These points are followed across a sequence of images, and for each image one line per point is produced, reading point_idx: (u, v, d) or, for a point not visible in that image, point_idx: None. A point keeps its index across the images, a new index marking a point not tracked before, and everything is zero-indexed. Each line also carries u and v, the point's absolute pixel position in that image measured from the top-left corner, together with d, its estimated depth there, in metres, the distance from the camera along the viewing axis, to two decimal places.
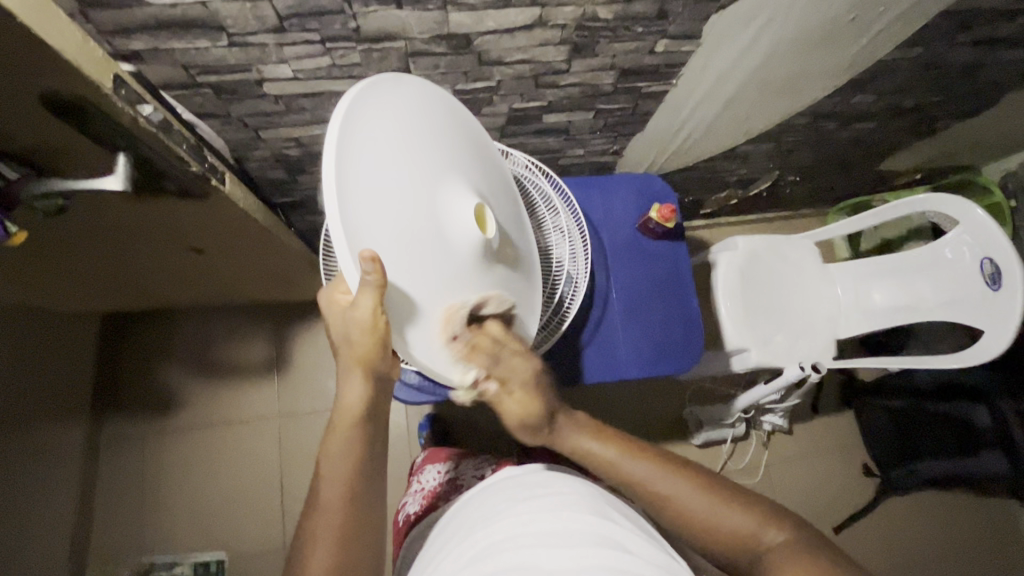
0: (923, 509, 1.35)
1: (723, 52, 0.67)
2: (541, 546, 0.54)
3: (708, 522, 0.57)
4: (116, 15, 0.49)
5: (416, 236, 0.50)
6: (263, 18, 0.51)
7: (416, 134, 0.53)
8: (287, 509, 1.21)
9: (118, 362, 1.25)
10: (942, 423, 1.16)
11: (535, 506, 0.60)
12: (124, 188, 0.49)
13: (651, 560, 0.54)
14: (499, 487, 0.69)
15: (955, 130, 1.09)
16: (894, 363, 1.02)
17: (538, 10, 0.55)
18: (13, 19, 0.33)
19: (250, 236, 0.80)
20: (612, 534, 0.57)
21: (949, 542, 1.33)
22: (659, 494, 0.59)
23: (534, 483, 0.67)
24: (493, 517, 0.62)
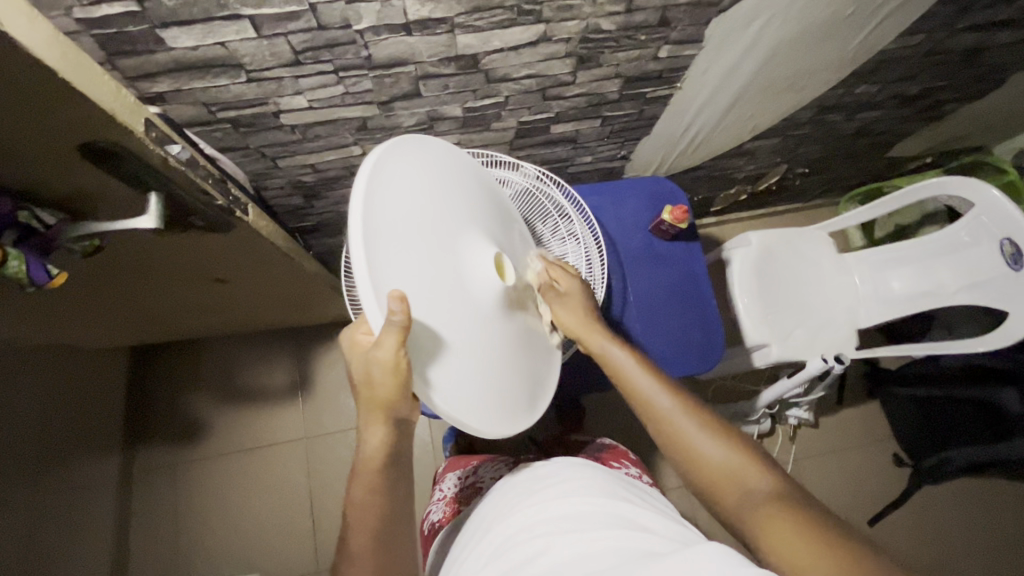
0: (958, 497, 1.32)
1: (728, 50, 0.68)
2: (557, 533, 0.56)
3: (707, 457, 0.56)
4: (139, 61, 0.51)
5: (438, 281, 0.51)
6: (279, 53, 0.53)
7: (434, 190, 0.55)
8: (318, 531, 1.22)
9: (146, 392, 1.27)
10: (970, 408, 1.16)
11: (551, 496, 0.62)
12: (157, 227, 0.51)
13: (668, 535, 0.55)
14: (513, 480, 0.70)
15: (963, 111, 1.09)
16: (917, 351, 1.01)
17: (543, 26, 0.57)
18: (55, 74, 0.35)
19: (271, 262, 0.82)
20: (625, 512, 0.58)
21: (988, 529, 1.30)
22: (668, 420, 0.60)
23: (548, 472, 0.68)
24: (514, 504, 0.64)
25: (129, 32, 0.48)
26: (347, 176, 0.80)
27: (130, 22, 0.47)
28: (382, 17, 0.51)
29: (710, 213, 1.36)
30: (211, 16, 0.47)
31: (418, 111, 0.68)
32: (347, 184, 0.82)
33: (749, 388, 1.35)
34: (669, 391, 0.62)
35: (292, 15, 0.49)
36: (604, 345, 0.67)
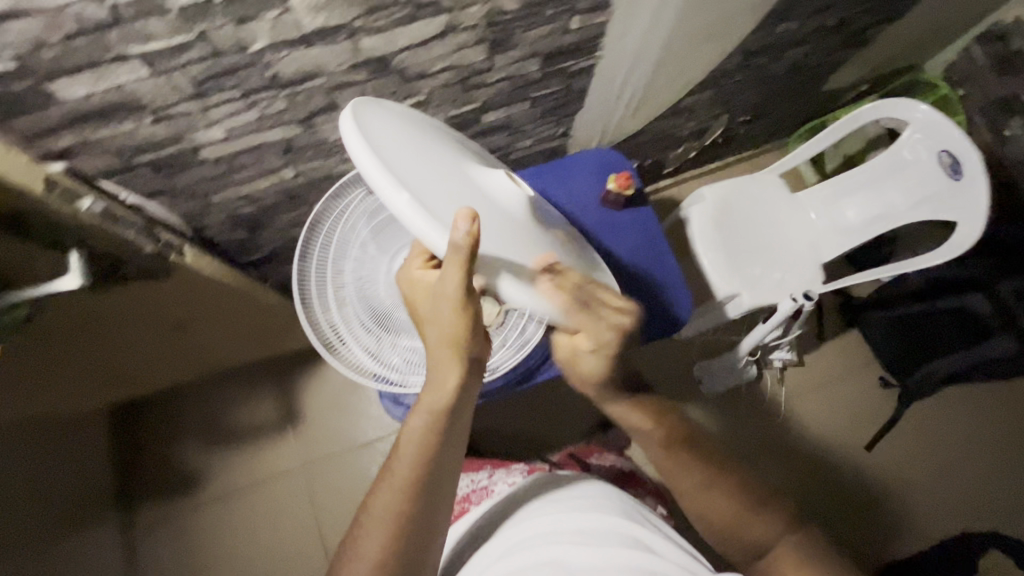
0: (945, 405, 1.36)
1: (641, 7, 0.67)
2: (563, 551, 0.63)
3: (715, 512, 0.64)
4: (34, 118, 0.49)
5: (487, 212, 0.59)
6: (180, 86, 0.52)
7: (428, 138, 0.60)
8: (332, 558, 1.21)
9: (133, 454, 1.24)
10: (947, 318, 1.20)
11: (571, 507, 0.70)
12: (83, 284, 0.50)
13: (675, 562, 0.62)
14: (540, 486, 0.78)
15: (887, 34, 1.10)
16: (881, 274, 1.03)
17: (446, 16, 0.56)
18: None
19: (222, 299, 0.80)
20: (638, 534, 0.66)
21: (977, 431, 1.34)
22: (688, 503, 0.65)
23: (582, 489, 0.75)
24: (528, 520, 0.71)
25: (14, 90, 0.46)
26: (286, 200, 0.79)
27: (13, 80, 0.45)
28: (278, 34, 0.50)
29: (664, 175, 1.37)
30: (98, 61, 0.46)
31: (340, 122, 0.66)
32: (288, 207, 0.81)
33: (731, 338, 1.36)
34: (713, 475, 0.65)
35: (182, 47, 0.48)
36: (636, 423, 0.69)
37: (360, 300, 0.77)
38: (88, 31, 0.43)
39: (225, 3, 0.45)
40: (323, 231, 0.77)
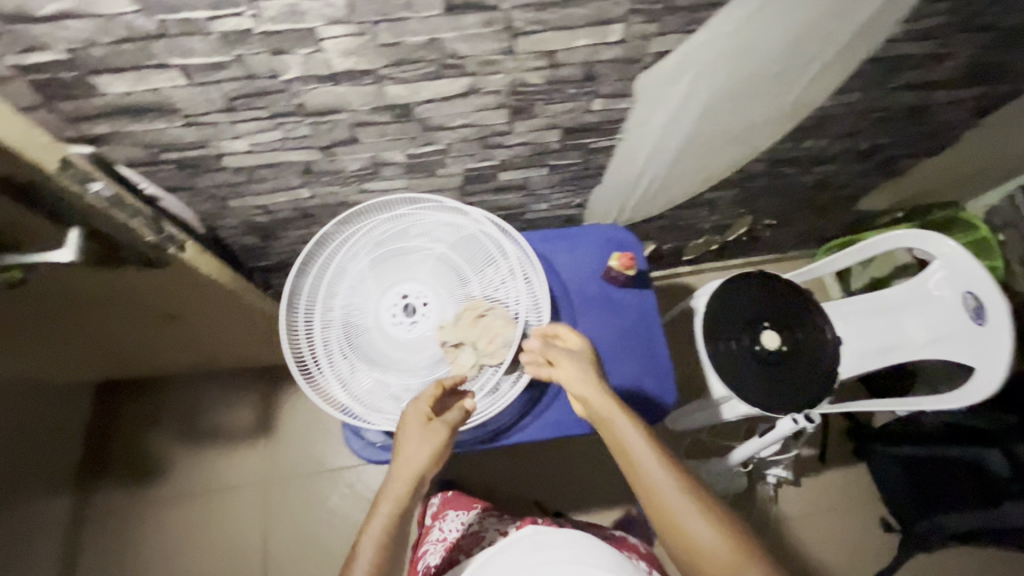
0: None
1: (644, 151, 0.81)
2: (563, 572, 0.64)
3: (693, 533, 0.61)
4: (79, 104, 0.53)
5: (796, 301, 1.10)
6: (213, 99, 0.56)
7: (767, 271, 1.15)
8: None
9: (111, 438, 1.25)
10: (967, 475, 1.16)
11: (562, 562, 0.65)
12: (75, 260, 0.51)
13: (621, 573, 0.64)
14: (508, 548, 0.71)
15: (926, 170, 1.09)
16: (900, 410, 0.97)
17: (470, 79, 0.59)
18: None
19: (218, 327, 0.95)
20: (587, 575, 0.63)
21: None
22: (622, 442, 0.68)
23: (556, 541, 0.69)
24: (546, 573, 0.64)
25: (64, 78, 0.50)
26: (299, 219, 0.83)
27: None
28: (308, 69, 0.54)
29: (683, 261, 1.37)
30: (141, 65, 0.50)
31: (361, 156, 0.70)
32: (301, 226, 0.85)
33: (723, 442, 1.31)
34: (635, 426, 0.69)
35: (220, 65, 0.52)
36: (581, 386, 0.72)
37: (342, 325, 0.77)
38: (123, 21, 0.45)
39: (264, 34, 0.49)
40: (315, 271, 0.79)
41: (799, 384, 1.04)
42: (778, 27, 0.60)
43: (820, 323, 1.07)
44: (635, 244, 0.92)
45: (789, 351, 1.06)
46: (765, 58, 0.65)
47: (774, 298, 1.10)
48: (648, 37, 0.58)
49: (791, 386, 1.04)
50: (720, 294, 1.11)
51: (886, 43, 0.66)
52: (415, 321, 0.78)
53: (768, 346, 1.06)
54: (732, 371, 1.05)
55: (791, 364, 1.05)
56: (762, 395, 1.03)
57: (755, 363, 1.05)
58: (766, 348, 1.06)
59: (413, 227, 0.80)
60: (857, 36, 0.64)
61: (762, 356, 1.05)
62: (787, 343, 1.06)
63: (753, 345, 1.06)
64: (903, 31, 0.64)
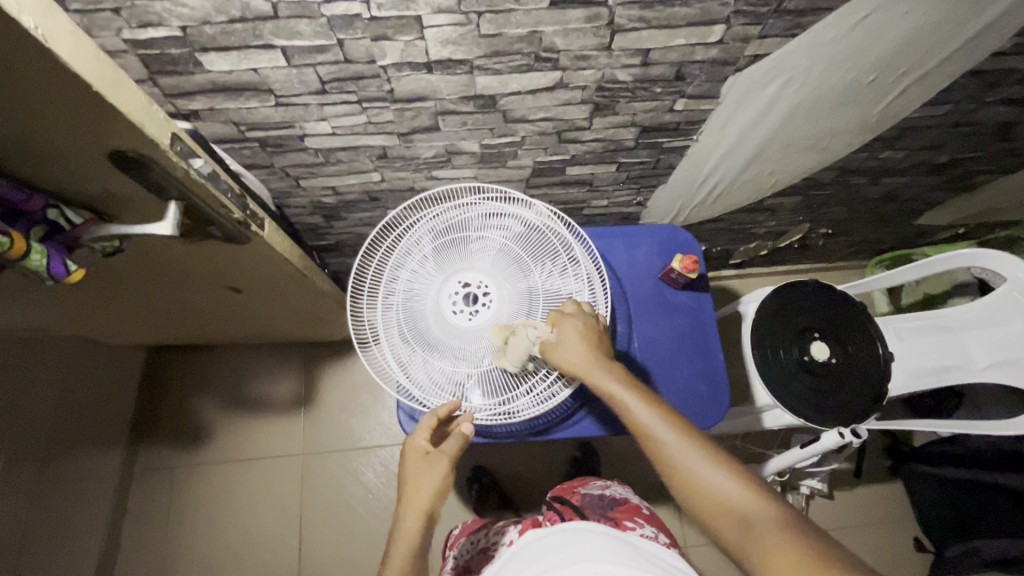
0: None
1: (717, 153, 0.79)
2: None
3: (710, 487, 0.58)
4: (181, 80, 0.54)
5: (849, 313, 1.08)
6: (308, 82, 0.56)
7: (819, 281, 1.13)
8: (303, 565, 1.22)
9: (160, 400, 1.30)
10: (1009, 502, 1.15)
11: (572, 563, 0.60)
12: (172, 234, 0.53)
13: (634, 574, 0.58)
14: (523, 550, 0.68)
15: (998, 188, 1.05)
16: (954, 432, 0.95)
17: (560, 73, 0.59)
18: (73, 74, 0.36)
19: (276, 302, 0.98)
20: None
21: None
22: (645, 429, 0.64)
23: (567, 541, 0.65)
24: (565, 544, 0.64)
25: (172, 54, 0.51)
26: (365, 201, 0.84)
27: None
28: (404, 56, 0.54)
29: (730, 264, 1.35)
30: (247, 45, 0.50)
31: (437, 144, 0.70)
32: (365, 209, 0.86)
33: (758, 450, 1.30)
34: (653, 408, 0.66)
35: (321, 49, 0.52)
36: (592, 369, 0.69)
37: (403, 308, 0.78)
38: (238, 1, 0.46)
39: (370, 20, 0.49)
40: (381, 255, 0.80)
41: (846, 398, 1.03)
42: (884, 34, 0.58)
43: (873, 337, 1.06)
44: (696, 247, 0.91)
45: (839, 364, 1.04)
46: (862, 66, 0.62)
47: (826, 309, 1.09)
48: (747, 39, 0.56)
49: (839, 400, 1.03)
50: (772, 301, 1.09)
51: (990, 58, 0.63)
52: (475, 311, 0.78)
53: (818, 357, 1.04)
54: (779, 379, 1.04)
55: (840, 377, 1.04)
56: (808, 405, 1.02)
57: (803, 374, 1.04)
58: (814, 359, 1.04)
59: (477, 216, 0.80)
60: (963, 47, 0.61)
61: (809, 366, 1.04)
62: (836, 355, 1.05)
63: (800, 355, 1.05)
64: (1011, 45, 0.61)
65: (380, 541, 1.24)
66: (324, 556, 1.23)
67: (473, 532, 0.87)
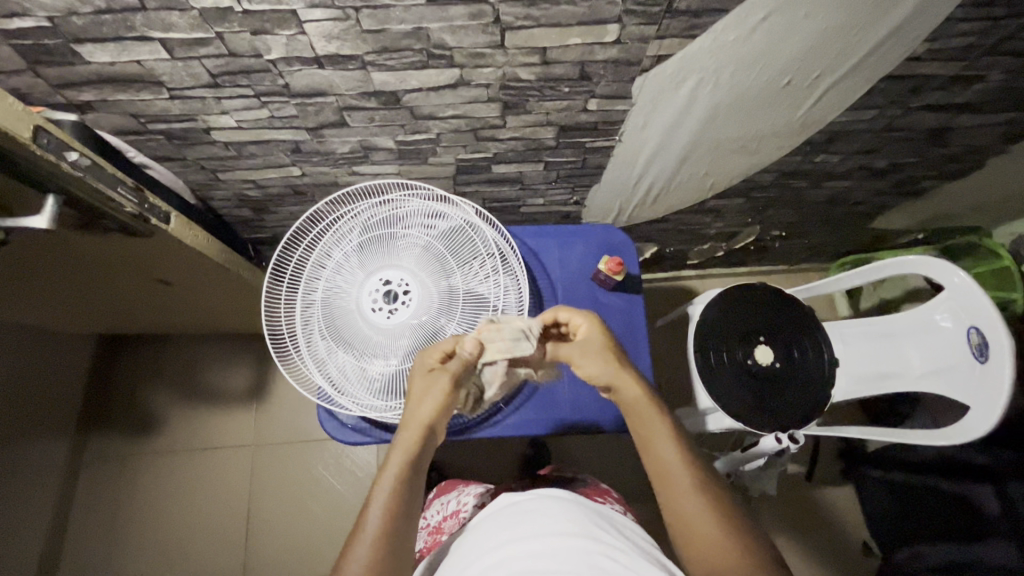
0: None
1: (644, 154, 0.78)
2: (543, 542, 0.56)
3: (698, 529, 0.56)
4: (63, 71, 0.53)
5: (795, 318, 1.07)
6: (197, 75, 0.55)
7: (769, 285, 1.12)
8: (250, 555, 1.22)
9: (112, 389, 1.30)
10: (952, 507, 1.13)
11: (541, 531, 0.58)
12: (49, 227, 0.51)
13: (606, 549, 0.56)
14: (493, 517, 0.66)
15: (949, 193, 1.04)
16: (886, 440, 0.95)
17: (458, 70, 0.57)
18: None
19: (213, 295, 0.98)
20: (570, 546, 0.56)
21: None
22: (654, 442, 0.63)
23: (536, 507, 0.64)
24: (534, 513, 0.62)
25: (46, 45, 0.50)
26: (292, 195, 0.83)
27: None
28: (290, 51, 0.53)
29: (688, 264, 1.34)
30: (122, 37, 0.50)
31: (350, 139, 0.69)
32: (293, 203, 0.85)
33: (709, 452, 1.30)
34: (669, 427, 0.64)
35: (201, 42, 0.51)
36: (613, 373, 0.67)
37: (322, 306, 0.77)
38: None
39: (243, 14, 0.48)
40: (301, 250, 0.79)
41: (788, 404, 1.02)
42: (789, 35, 0.56)
43: (817, 343, 1.05)
44: (629, 249, 0.90)
45: (781, 369, 1.03)
46: (773, 68, 0.61)
47: (772, 313, 1.08)
48: (646, 39, 0.55)
49: (780, 404, 1.01)
50: (719, 304, 1.08)
51: (907, 62, 0.62)
52: (394, 308, 0.77)
53: (761, 361, 1.03)
54: (720, 382, 1.03)
55: (782, 382, 1.03)
56: (748, 410, 1.01)
57: (745, 378, 1.03)
58: (758, 363, 1.04)
59: (400, 213, 0.79)
60: (875, 50, 0.60)
61: (752, 370, 1.03)
62: (780, 359, 1.04)
63: (744, 358, 1.04)
64: (925, 49, 0.60)
65: (329, 533, 1.25)
66: (272, 547, 1.23)
67: (445, 496, 0.88)
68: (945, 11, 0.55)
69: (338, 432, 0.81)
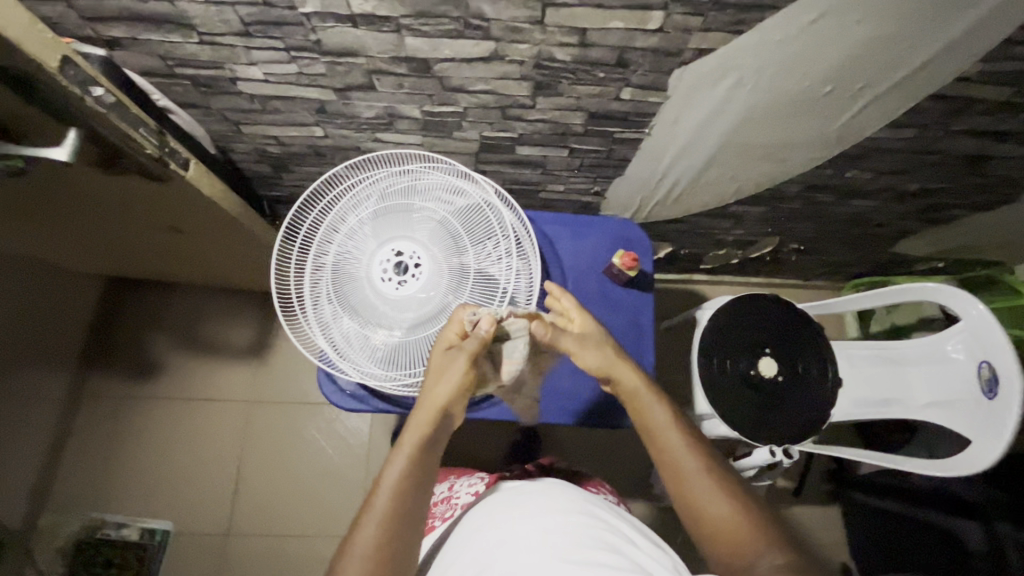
0: None
1: (672, 150, 0.76)
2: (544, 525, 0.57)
3: (711, 515, 0.58)
4: (96, 4, 0.52)
5: (803, 334, 1.06)
6: (229, 22, 0.54)
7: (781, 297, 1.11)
8: (237, 507, 1.24)
9: (116, 330, 1.31)
10: (933, 535, 1.13)
11: (544, 513, 0.59)
12: (69, 161, 0.50)
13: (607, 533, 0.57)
14: (498, 496, 0.67)
15: (975, 224, 1.01)
16: (882, 466, 0.94)
17: (494, 43, 0.56)
18: None
19: (223, 248, 0.98)
20: (571, 529, 0.57)
21: None
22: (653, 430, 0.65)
23: (540, 491, 0.65)
24: (541, 495, 0.63)
25: None
26: (311, 156, 0.82)
27: None
28: (325, 5, 0.52)
29: (700, 269, 1.33)
30: None
31: (376, 105, 0.68)
32: (312, 164, 0.84)
33: None
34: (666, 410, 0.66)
35: None
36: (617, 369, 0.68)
37: (332, 270, 0.77)
38: None
39: None
40: (316, 212, 0.79)
41: (786, 418, 1.01)
42: (839, 41, 0.54)
43: (823, 360, 1.03)
44: (645, 245, 0.89)
45: (782, 383, 1.03)
46: (817, 74, 0.59)
47: (781, 326, 1.06)
48: (690, 31, 0.53)
49: (778, 417, 1.01)
50: (728, 311, 1.07)
51: (954, 82, 0.60)
52: (403, 280, 0.76)
53: (764, 372, 1.02)
54: (720, 390, 1.02)
55: (782, 396, 1.02)
56: (745, 419, 1.00)
57: (745, 387, 1.02)
58: (760, 375, 1.03)
59: (419, 186, 0.78)
60: (924, 65, 0.58)
61: (753, 380, 1.02)
62: (782, 373, 1.03)
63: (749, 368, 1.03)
64: (976, 70, 0.58)
65: (316, 495, 1.26)
66: (259, 501, 1.25)
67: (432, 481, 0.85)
68: (1003, 31, 0.53)
69: (337, 398, 0.81)
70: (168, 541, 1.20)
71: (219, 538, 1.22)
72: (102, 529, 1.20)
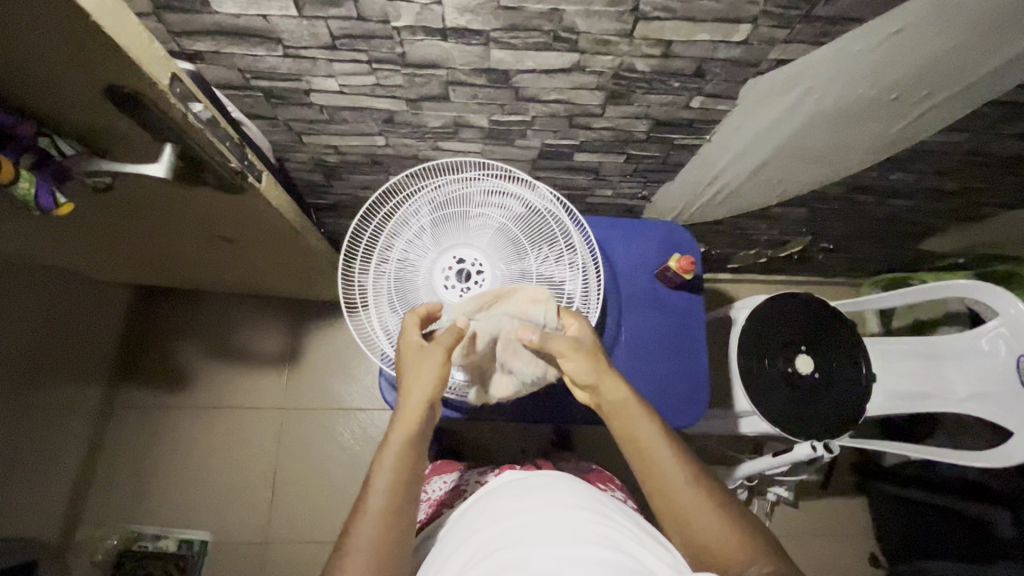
0: None
1: (730, 155, 0.78)
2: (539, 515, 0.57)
3: (700, 532, 0.59)
4: (187, 19, 0.52)
5: (840, 331, 1.08)
6: (317, 36, 0.55)
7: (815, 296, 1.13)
8: (274, 514, 1.24)
9: (144, 340, 1.30)
10: (960, 523, 1.15)
11: (542, 504, 0.59)
12: (167, 176, 0.51)
13: (607, 525, 0.57)
14: (497, 489, 0.67)
15: (1003, 221, 1.05)
16: (923, 457, 0.97)
17: (578, 55, 0.57)
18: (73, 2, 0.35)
19: (268, 257, 0.97)
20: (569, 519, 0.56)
21: None
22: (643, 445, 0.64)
23: (538, 483, 0.65)
24: (542, 488, 0.63)
25: None
26: (367, 164, 0.82)
27: None
28: (420, 19, 0.52)
29: (727, 268, 1.35)
30: None
31: (445, 115, 0.68)
32: (366, 171, 0.84)
33: (731, 453, 1.32)
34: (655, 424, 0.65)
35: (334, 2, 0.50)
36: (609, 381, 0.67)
37: (395, 278, 0.77)
38: None
39: None
40: (377, 220, 0.79)
41: (824, 413, 1.03)
42: (914, 50, 0.56)
43: (860, 356, 1.06)
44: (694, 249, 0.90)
45: (819, 379, 1.05)
46: (886, 82, 0.61)
47: (817, 323, 1.09)
48: (773, 42, 0.55)
49: (817, 413, 1.03)
50: (765, 309, 1.09)
51: (1014, 89, 0.62)
52: (467, 288, 0.77)
53: (800, 369, 1.05)
54: (760, 387, 1.04)
55: (820, 391, 1.04)
56: (786, 416, 1.02)
57: (785, 384, 1.04)
58: (797, 371, 1.05)
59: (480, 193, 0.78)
60: (989, 72, 0.60)
61: (791, 377, 1.05)
62: (819, 370, 1.05)
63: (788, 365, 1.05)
64: None
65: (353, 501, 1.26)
66: (296, 508, 1.25)
67: (446, 473, 0.87)
68: None
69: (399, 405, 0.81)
70: (206, 551, 1.20)
71: (257, 546, 1.21)
72: (140, 541, 1.19)
